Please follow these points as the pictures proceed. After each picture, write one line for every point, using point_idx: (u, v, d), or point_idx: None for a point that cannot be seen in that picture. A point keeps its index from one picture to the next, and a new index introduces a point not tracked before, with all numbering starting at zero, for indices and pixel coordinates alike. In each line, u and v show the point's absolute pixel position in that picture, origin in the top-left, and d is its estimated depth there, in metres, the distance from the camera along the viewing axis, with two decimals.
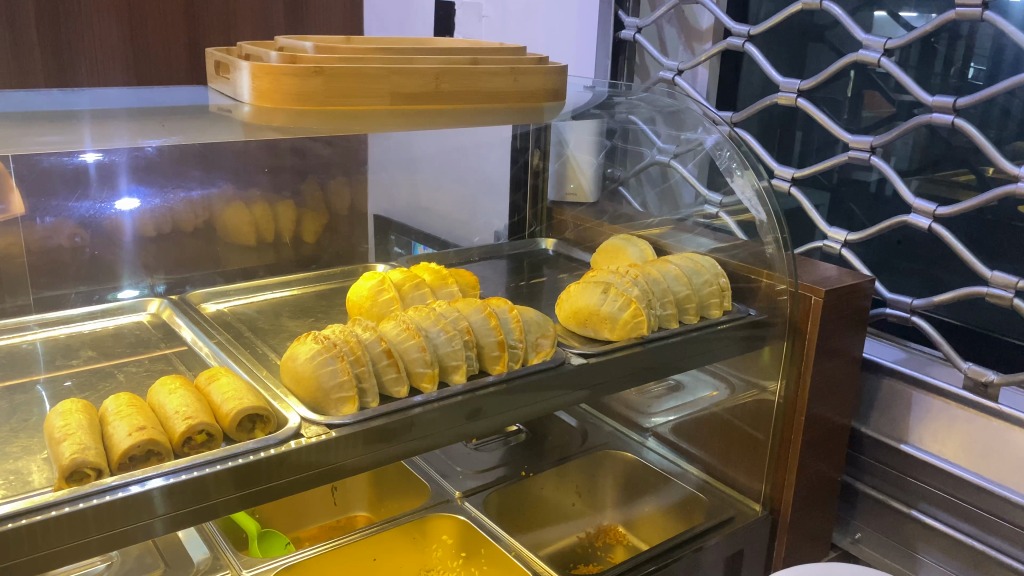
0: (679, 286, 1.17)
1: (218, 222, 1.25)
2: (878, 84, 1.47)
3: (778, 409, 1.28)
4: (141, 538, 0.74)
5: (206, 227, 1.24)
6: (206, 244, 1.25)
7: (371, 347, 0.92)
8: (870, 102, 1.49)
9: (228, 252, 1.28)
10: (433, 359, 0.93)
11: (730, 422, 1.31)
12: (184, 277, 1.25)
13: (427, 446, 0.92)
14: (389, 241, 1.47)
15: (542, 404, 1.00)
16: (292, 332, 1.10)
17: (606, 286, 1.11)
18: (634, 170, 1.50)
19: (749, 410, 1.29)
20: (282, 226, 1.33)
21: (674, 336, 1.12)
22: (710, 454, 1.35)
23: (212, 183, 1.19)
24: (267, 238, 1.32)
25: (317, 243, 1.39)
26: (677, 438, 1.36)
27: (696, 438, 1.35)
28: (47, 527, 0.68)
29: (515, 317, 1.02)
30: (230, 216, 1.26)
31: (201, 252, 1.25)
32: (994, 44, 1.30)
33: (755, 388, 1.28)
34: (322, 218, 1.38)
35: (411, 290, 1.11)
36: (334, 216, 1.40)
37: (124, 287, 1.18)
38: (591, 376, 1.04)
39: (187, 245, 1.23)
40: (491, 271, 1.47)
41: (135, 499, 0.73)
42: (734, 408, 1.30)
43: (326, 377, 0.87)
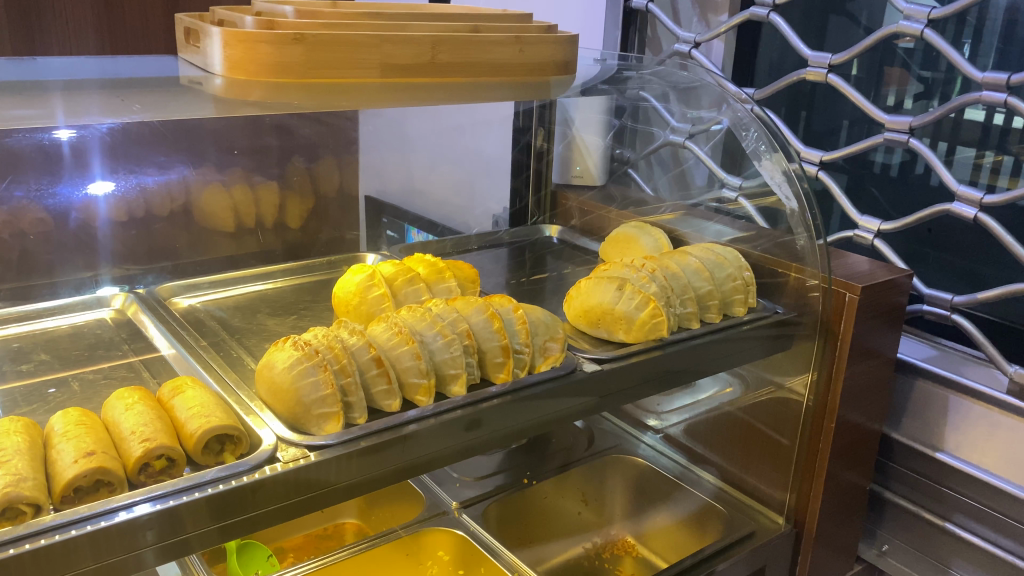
0: (700, 281, 1.06)
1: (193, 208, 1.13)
2: (901, 58, 1.37)
3: (806, 412, 1.17)
4: (132, 571, 0.65)
5: (179, 213, 1.12)
6: (179, 230, 1.13)
7: (357, 355, 0.81)
8: (887, 79, 1.39)
9: (205, 239, 1.16)
10: (428, 367, 0.82)
11: (748, 423, 1.22)
12: (152, 268, 1.13)
13: (425, 466, 0.81)
14: (382, 225, 1.35)
15: (551, 416, 0.90)
16: (272, 333, 0.99)
17: (621, 282, 1.00)
18: (647, 151, 1.39)
19: (771, 412, 1.20)
20: (264, 211, 1.21)
21: (698, 339, 1.02)
22: (727, 461, 1.26)
23: (184, 164, 1.07)
24: (247, 225, 1.20)
25: (302, 230, 1.27)
26: (690, 442, 1.28)
27: (712, 443, 1.26)
28: (8, 568, 0.58)
29: (521, 318, 0.91)
30: (206, 200, 1.14)
31: (173, 240, 1.13)
32: (1009, 20, 1.21)
33: (771, 385, 1.18)
34: (308, 203, 1.26)
35: (405, 285, 0.99)
36: (321, 200, 1.28)
37: (102, 284, 1.08)
38: (605, 385, 0.93)
39: (158, 233, 1.11)
40: (491, 262, 1.36)
41: (105, 534, 0.62)
42: (749, 407, 1.21)
43: (306, 391, 0.76)
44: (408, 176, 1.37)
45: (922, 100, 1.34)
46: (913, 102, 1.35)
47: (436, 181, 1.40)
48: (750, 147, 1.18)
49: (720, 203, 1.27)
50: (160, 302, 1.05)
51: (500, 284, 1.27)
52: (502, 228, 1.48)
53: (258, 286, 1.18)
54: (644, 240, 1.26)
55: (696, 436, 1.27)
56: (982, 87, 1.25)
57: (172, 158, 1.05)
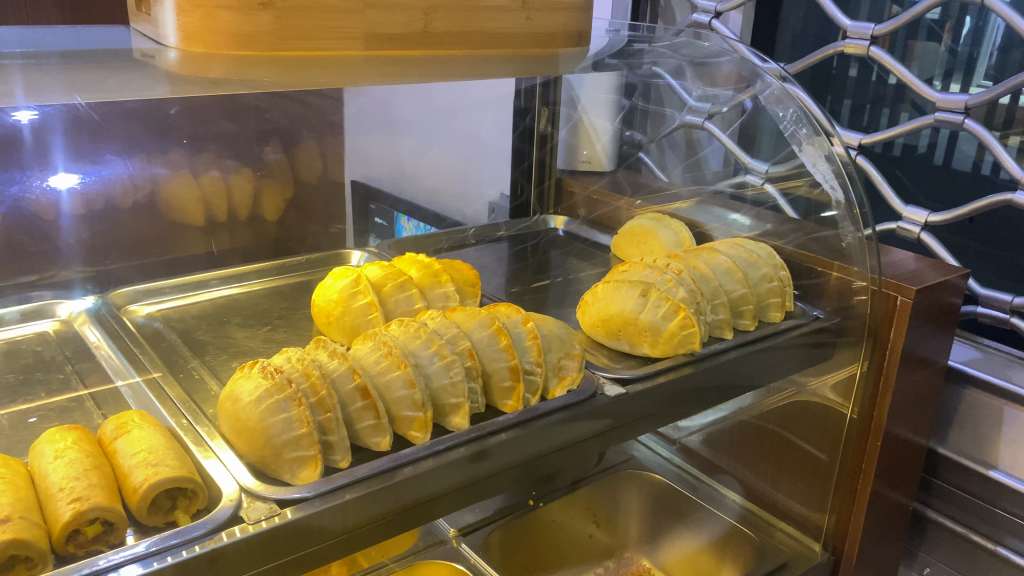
0: (732, 283, 0.93)
1: (153, 201, 0.98)
2: (925, 32, 1.28)
3: (850, 427, 1.08)
4: None
5: (139, 207, 0.97)
6: (139, 227, 0.98)
7: (337, 385, 0.67)
8: (909, 53, 1.30)
9: (165, 235, 1.01)
10: (424, 396, 0.68)
11: (781, 437, 1.11)
12: (106, 270, 0.98)
13: (419, 517, 0.68)
14: (370, 215, 1.21)
15: (566, 451, 0.76)
16: (241, 349, 0.85)
17: (645, 288, 0.87)
18: (660, 132, 1.25)
19: (804, 419, 1.09)
20: (235, 202, 1.06)
21: (732, 353, 0.89)
22: (755, 474, 1.14)
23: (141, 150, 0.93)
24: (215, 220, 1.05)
25: (280, 221, 1.12)
26: (713, 454, 1.15)
27: (739, 456, 1.14)
28: None
29: (532, 333, 0.78)
30: (169, 191, 1.00)
31: (132, 239, 0.99)
32: None
33: (792, 387, 1.06)
34: (284, 193, 1.11)
35: (395, 292, 0.86)
36: (294, 189, 1.12)
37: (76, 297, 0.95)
38: (628, 411, 0.80)
39: (112, 232, 0.96)
40: (491, 259, 1.23)
41: None
42: (764, 412, 1.08)
43: (276, 430, 0.63)
44: (397, 163, 1.22)
45: (954, 82, 1.25)
46: (945, 81, 1.26)
47: (431, 165, 1.26)
48: (787, 129, 1.03)
49: (742, 185, 1.12)
50: (114, 314, 0.91)
51: (502, 285, 1.14)
52: (500, 216, 1.35)
53: (229, 290, 1.03)
54: (663, 233, 1.12)
55: (719, 449, 1.14)
56: (990, 53, 1.21)
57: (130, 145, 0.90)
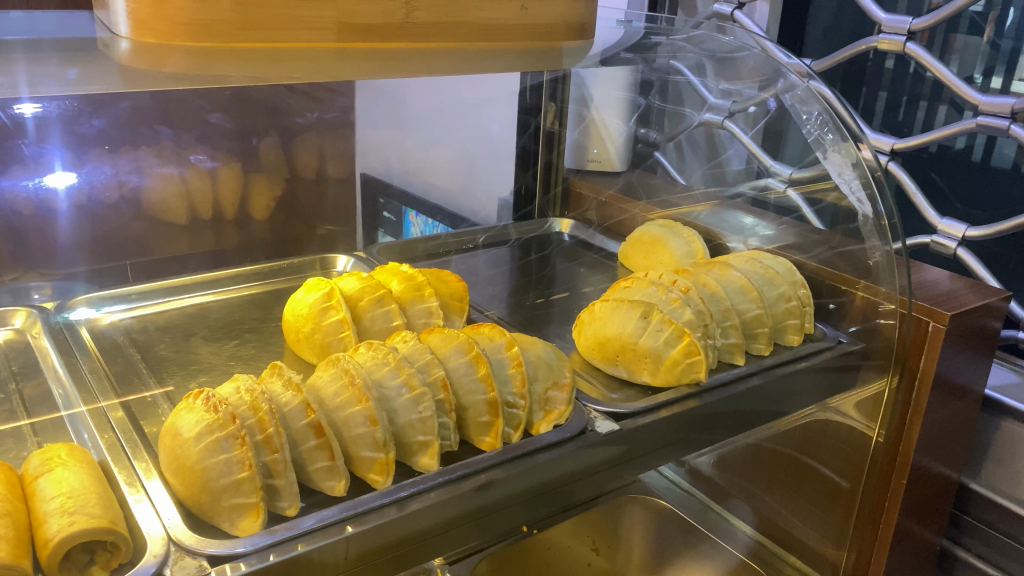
0: (745, 303, 0.85)
1: (129, 199, 0.93)
2: (966, 25, 1.17)
3: (878, 455, 0.97)
4: None
5: (107, 204, 0.91)
6: (114, 226, 0.93)
7: (288, 421, 0.60)
8: (948, 46, 1.20)
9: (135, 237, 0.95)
10: (387, 435, 0.61)
11: (799, 462, 1.01)
12: (73, 273, 0.92)
13: (399, 565, 0.61)
14: (379, 208, 1.17)
15: (560, 489, 0.68)
16: (204, 366, 0.78)
17: (647, 308, 0.78)
18: (676, 130, 1.19)
19: (826, 443, 0.98)
20: (223, 200, 1.02)
21: (745, 383, 0.80)
22: (772, 497, 1.05)
23: (110, 143, 0.87)
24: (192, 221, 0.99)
25: (269, 221, 1.07)
26: (728, 477, 1.03)
27: (755, 480, 1.03)
28: None
29: (515, 360, 0.70)
30: (148, 190, 0.94)
31: (99, 241, 0.92)
32: None
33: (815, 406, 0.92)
34: (275, 191, 1.08)
35: (371, 307, 0.78)
36: (281, 185, 1.09)
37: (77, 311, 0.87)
38: (623, 449, 0.71)
39: (78, 233, 0.90)
40: (491, 265, 1.15)
41: None
42: (778, 434, 0.95)
43: (215, 473, 0.56)
44: (400, 156, 1.18)
45: (995, 77, 1.15)
46: (987, 78, 1.16)
47: (434, 162, 1.20)
48: (811, 133, 0.94)
49: (762, 189, 1.05)
50: (69, 325, 0.82)
51: (500, 295, 1.06)
52: (506, 214, 1.28)
53: (199, 294, 0.95)
54: (675, 242, 1.03)
55: (735, 472, 1.03)
56: None
57: (95, 142, 0.84)
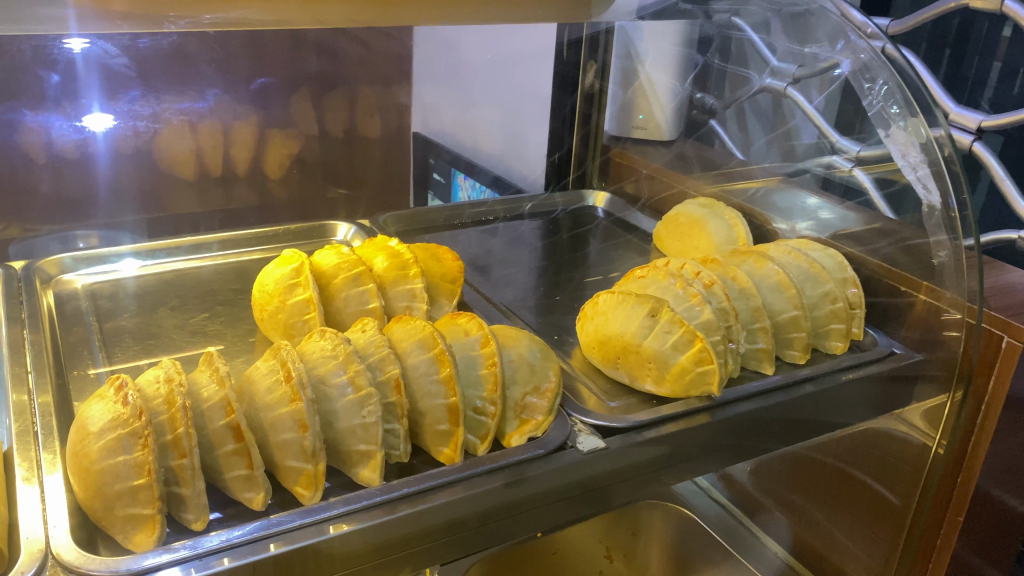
0: (782, 303, 0.73)
1: (144, 155, 0.88)
2: None
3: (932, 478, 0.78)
4: None
5: (122, 158, 0.87)
6: (134, 177, 0.89)
7: (205, 420, 0.52)
8: None
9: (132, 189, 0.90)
10: (319, 444, 0.52)
11: (845, 477, 0.84)
12: (118, 222, 0.92)
13: (422, 560, 0.56)
14: (428, 170, 1.13)
15: (601, 489, 0.61)
16: (162, 340, 0.72)
17: (657, 305, 0.66)
18: (739, 96, 1.05)
19: (873, 455, 0.81)
20: (235, 159, 0.95)
21: (776, 398, 0.68)
22: (809, 504, 0.89)
23: (123, 98, 0.83)
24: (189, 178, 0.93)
25: (284, 182, 1.01)
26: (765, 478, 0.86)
27: (791, 486, 0.86)
28: None
29: (490, 358, 0.60)
30: (160, 140, 0.88)
31: (123, 197, 0.91)
32: None
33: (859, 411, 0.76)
34: (293, 148, 1.00)
35: (346, 286, 0.69)
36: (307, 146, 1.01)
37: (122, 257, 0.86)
38: (661, 453, 0.62)
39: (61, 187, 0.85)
40: (515, 239, 1.06)
41: None
42: (819, 442, 0.79)
43: (110, 477, 0.49)
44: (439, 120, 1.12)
45: None
46: None
47: (479, 120, 1.15)
48: (873, 105, 0.78)
49: (828, 168, 0.91)
50: (26, 287, 0.76)
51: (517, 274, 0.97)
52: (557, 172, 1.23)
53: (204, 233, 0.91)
54: (714, 225, 0.91)
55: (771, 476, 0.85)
56: None
57: (98, 95, 0.82)
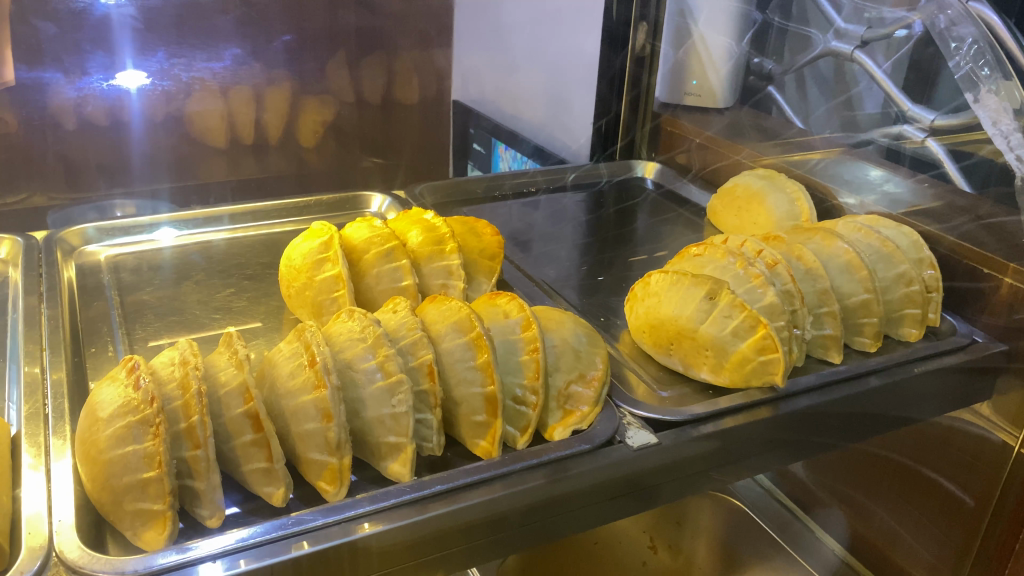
0: (851, 286, 0.66)
1: (171, 121, 0.95)
2: None
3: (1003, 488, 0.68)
4: None
5: (152, 123, 0.94)
6: (160, 145, 0.96)
7: (222, 408, 0.48)
8: None
9: (198, 154, 0.99)
10: (344, 435, 0.48)
11: (907, 467, 0.77)
12: (156, 190, 0.99)
13: (455, 562, 0.51)
14: (469, 140, 1.18)
15: (651, 486, 0.56)
16: (184, 316, 0.68)
17: (715, 287, 0.59)
18: (799, 61, 0.98)
19: (948, 456, 0.73)
20: (268, 125, 1.00)
21: (841, 391, 0.62)
22: (869, 498, 0.81)
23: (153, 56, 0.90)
24: (244, 142, 1.00)
25: (318, 152, 1.04)
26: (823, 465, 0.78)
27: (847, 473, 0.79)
28: None
29: (531, 343, 0.55)
30: (189, 111, 0.95)
31: (158, 164, 0.98)
32: None
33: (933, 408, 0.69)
34: (327, 115, 1.03)
35: (377, 262, 0.65)
36: (343, 117, 1.04)
37: (160, 227, 0.82)
38: (716, 450, 0.57)
39: (95, 148, 0.93)
40: (557, 211, 1.00)
41: None
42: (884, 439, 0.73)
43: (119, 468, 0.45)
44: (480, 84, 1.17)
45: None
46: None
47: (523, 85, 1.18)
48: (960, 67, 0.73)
49: (896, 138, 0.85)
50: (47, 257, 0.72)
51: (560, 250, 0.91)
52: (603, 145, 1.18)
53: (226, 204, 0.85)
54: (774, 199, 0.84)
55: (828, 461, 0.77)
56: None
57: (128, 50, 0.88)
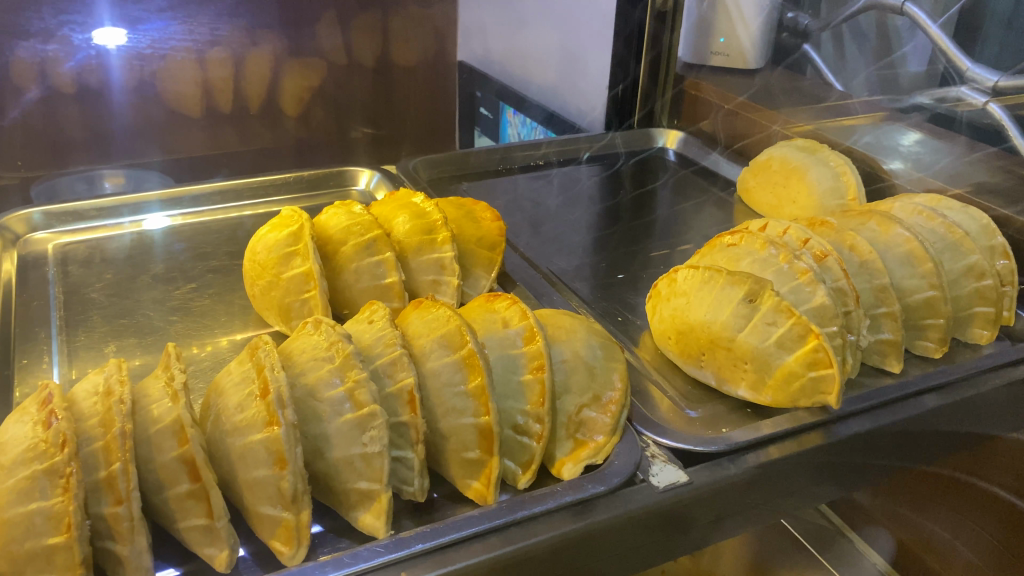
0: (914, 282, 0.56)
1: (147, 87, 0.87)
2: None
3: None
4: None
5: (130, 91, 0.87)
6: (144, 115, 0.89)
7: (152, 450, 0.39)
8: None
9: (175, 129, 0.92)
10: (302, 485, 0.39)
11: (964, 483, 0.63)
12: (147, 162, 0.92)
13: None
14: (476, 104, 1.12)
15: (683, 533, 0.47)
16: (135, 317, 0.59)
17: (758, 288, 0.49)
18: (838, 15, 0.87)
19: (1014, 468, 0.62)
20: (247, 93, 0.93)
21: (894, 413, 0.52)
22: (921, 515, 0.67)
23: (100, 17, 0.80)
24: (221, 110, 0.92)
25: (302, 120, 0.97)
26: (884, 508, 0.65)
27: (909, 503, 0.64)
28: None
29: (536, 360, 0.46)
30: (164, 77, 0.87)
31: (145, 136, 0.91)
32: None
33: (1009, 425, 0.59)
34: (312, 81, 0.95)
35: (357, 255, 0.55)
36: (328, 81, 0.97)
37: (150, 211, 0.74)
38: (760, 486, 0.48)
39: (60, 118, 0.86)
40: (569, 187, 0.90)
41: None
42: (947, 460, 0.59)
43: (17, 532, 0.36)
44: (484, 43, 1.08)
45: None
46: None
47: (533, 46, 1.08)
48: None
49: (941, 100, 0.76)
50: None
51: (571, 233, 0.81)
52: (619, 111, 1.05)
53: (155, 190, 0.75)
54: (816, 173, 0.74)
55: (892, 500, 0.64)
56: None
57: (96, 14, 0.79)
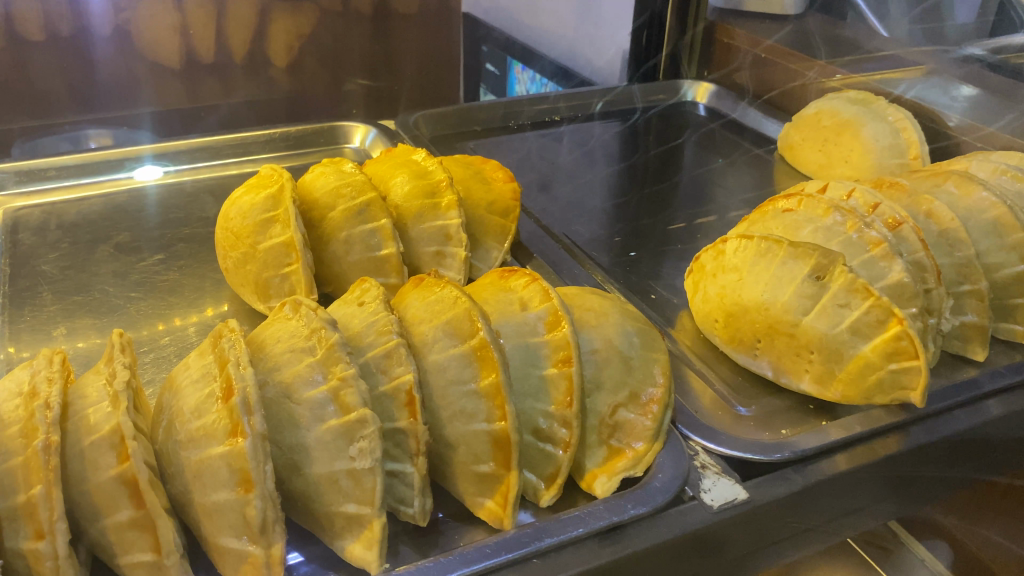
0: (1000, 256, 0.48)
1: (123, 33, 0.78)
2: None
3: None
4: None
5: (106, 38, 0.78)
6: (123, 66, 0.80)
7: (85, 468, 0.31)
8: None
9: (155, 80, 0.82)
10: (273, 512, 0.31)
11: None
12: (138, 115, 0.84)
13: None
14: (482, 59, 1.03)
15: (738, 559, 0.39)
16: (91, 295, 0.51)
17: (827, 264, 0.41)
18: None
19: None
20: (230, 44, 0.83)
21: (982, 413, 0.44)
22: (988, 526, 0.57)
23: None
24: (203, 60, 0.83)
25: (292, 71, 0.89)
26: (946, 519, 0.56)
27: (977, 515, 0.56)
28: None
29: (561, 350, 0.37)
30: (141, 23, 0.78)
31: (125, 88, 0.82)
32: None
33: None
34: (303, 27, 0.86)
35: (347, 222, 0.47)
36: (321, 28, 0.87)
37: (144, 164, 0.66)
38: (829, 501, 0.40)
39: (26, 68, 0.76)
40: (586, 145, 0.81)
41: None
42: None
43: None
44: None
45: None
46: None
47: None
48: None
49: (995, 51, 0.70)
50: None
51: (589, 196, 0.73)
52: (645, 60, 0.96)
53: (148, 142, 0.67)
54: (872, 129, 0.66)
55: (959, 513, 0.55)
56: None
57: None
